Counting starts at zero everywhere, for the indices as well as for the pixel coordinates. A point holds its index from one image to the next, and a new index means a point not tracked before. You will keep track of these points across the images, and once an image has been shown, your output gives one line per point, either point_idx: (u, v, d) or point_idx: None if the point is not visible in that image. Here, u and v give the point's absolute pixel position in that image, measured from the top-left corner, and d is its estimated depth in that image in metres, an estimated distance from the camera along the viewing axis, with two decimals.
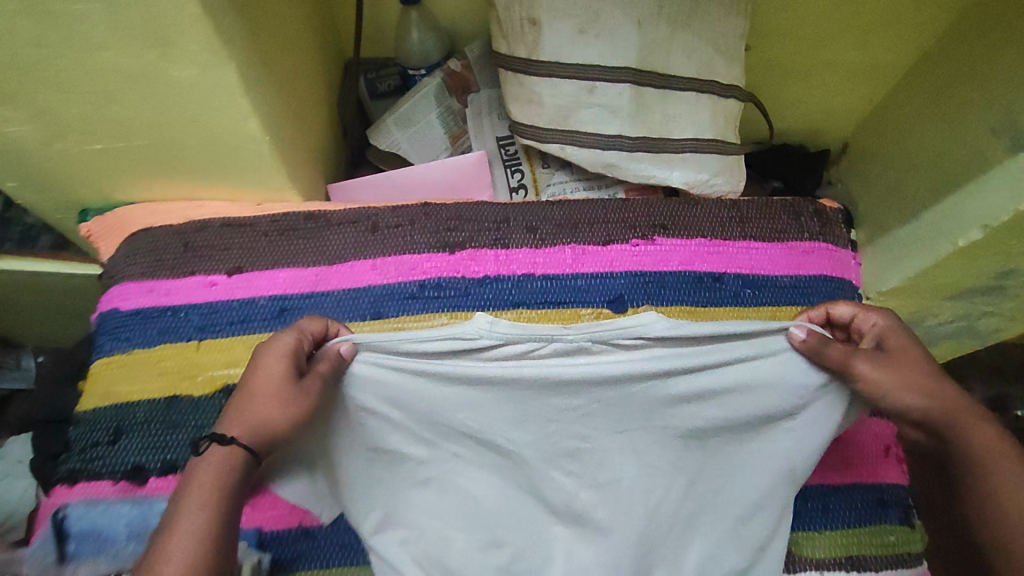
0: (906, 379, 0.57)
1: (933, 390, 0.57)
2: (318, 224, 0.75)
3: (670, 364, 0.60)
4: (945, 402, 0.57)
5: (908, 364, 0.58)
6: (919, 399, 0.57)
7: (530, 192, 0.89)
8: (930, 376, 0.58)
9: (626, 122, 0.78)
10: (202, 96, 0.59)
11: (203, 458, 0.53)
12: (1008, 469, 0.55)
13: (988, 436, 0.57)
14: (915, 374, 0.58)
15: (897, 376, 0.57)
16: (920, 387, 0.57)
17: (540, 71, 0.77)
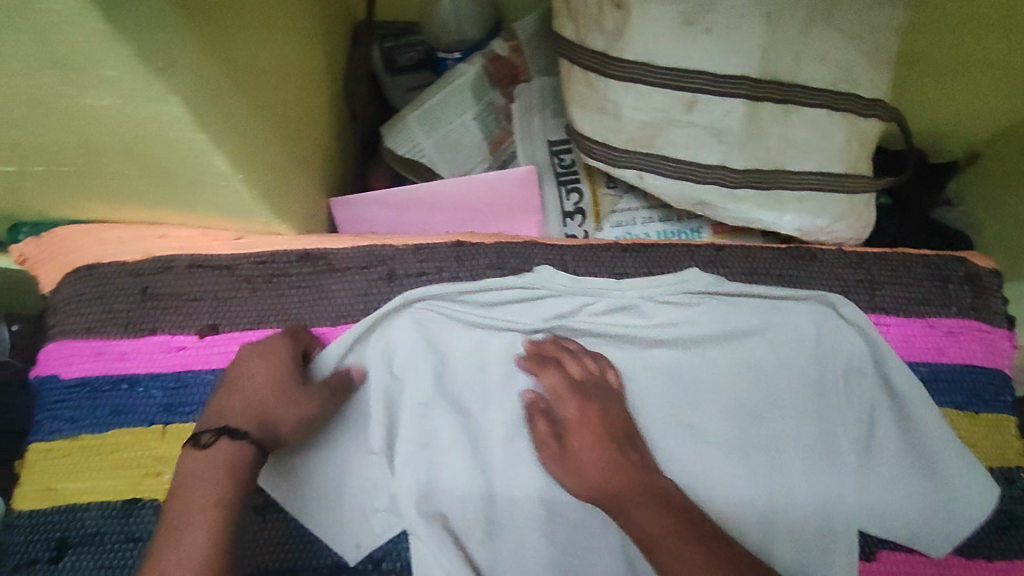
0: (592, 430, 0.54)
1: (610, 422, 0.54)
2: (315, 267, 0.57)
3: (713, 318, 0.59)
4: (615, 458, 0.52)
5: (599, 417, 0.54)
6: (592, 446, 0.53)
7: (588, 218, 0.69)
8: (603, 424, 0.54)
9: (732, 149, 0.58)
10: (131, 129, 0.40)
11: (202, 451, 0.44)
12: (646, 497, 0.50)
13: (599, 470, 0.52)
14: (592, 422, 0.54)
15: (585, 420, 0.54)
16: (600, 433, 0.54)
17: (619, 75, 0.56)
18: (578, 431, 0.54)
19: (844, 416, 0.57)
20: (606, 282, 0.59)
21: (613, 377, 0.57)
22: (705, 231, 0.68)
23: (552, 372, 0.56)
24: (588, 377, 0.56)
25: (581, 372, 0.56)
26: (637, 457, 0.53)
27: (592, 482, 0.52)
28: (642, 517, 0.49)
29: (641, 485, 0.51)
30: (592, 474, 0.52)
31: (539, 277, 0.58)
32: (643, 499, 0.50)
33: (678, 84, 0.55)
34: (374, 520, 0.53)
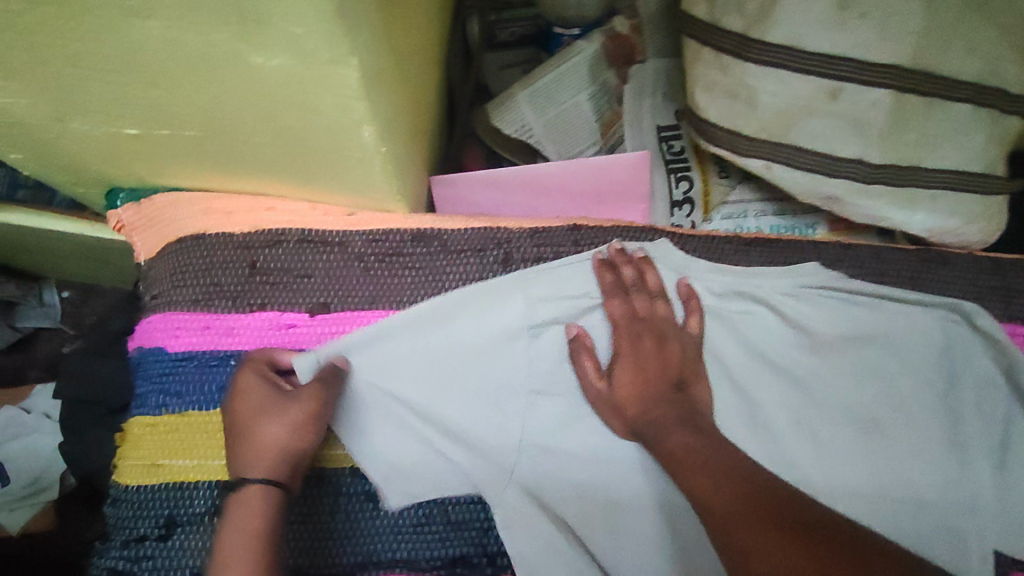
0: (635, 369, 0.53)
1: (669, 365, 0.53)
2: (429, 248, 0.55)
3: (839, 318, 0.56)
4: (660, 393, 0.53)
5: (652, 358, 0.53)
6: (628, 381, 0.53)
7: (697, 208, 0.66)
8: (660, 364, 0.53)
9: (873, 143, 0.55)
10: (291, 91, 0.37)
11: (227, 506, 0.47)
12: (672, 428, 0.51)
13: (642, 404, 0.53)
14: (634, 360, 0.54)
15: (630, 362, 0.54)
16: (637, 367, 0.53)
17: (760, 59, 0.53)
18: (624, 363, 0.54)
19: (966, 425, 0.55)
20: (728, 280, 0.55)
21: (694, 324, 0.54)
22: (820, 227, 0.65)
23: (615, 299, 0.54)
24: (652, 313, 0.54)
25: (644, 306, 0.54)
26: (682, 399, 0.53)
27: (637, 412, 0.53)
28: (693, 464, 0.49)
29: (671, 421, 0.51)
30: (627, 400, 0.53)
31: (656, 251, 0.56)
32: (673, 424, 0.51)
33: (824, 71, 0.52)
34: (456, 480, 0.53)
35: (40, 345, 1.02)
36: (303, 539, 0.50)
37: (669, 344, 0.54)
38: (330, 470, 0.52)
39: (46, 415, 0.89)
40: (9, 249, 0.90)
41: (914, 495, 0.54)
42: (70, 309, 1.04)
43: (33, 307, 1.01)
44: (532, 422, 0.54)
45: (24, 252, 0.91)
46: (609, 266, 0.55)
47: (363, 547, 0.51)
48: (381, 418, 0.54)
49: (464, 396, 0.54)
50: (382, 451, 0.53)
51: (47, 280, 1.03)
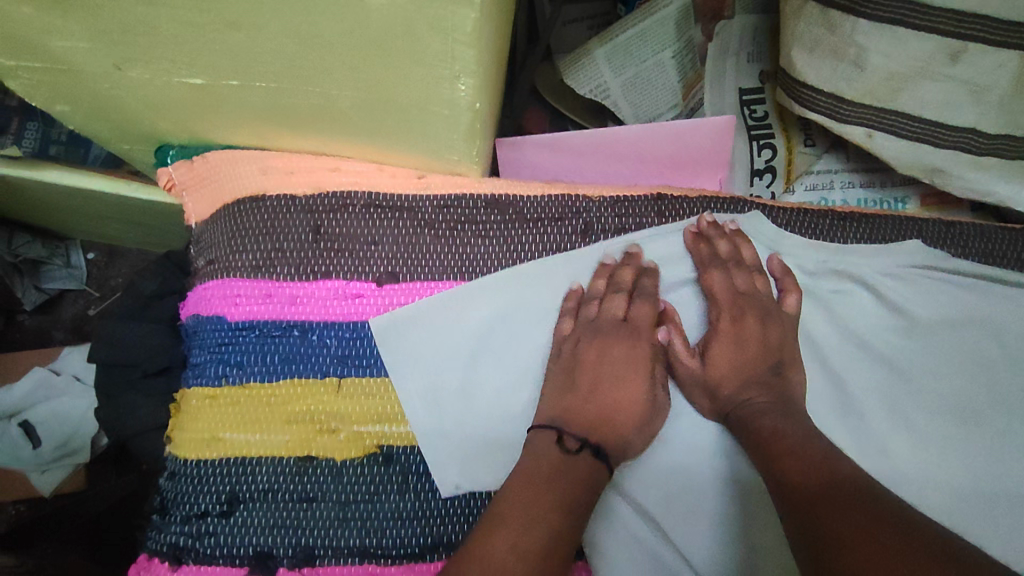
0: (734, 348, 0.50)
1: (771, 347, 0.50)
2: (503, 216, 0.51)
3: (943, 301, 0.52)
4: (759, 374, 0.49)
5: (754, 336, 0.50)
6: (725, 362, 0.49)
7: (778, 178, 0.62)
8: (762, 344, 0.50)
9: (989, 110, 0.50)
10: (391, 42, 0.35)
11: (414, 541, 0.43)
12: (770, 413, 0.47)
13: (733, 382, 0.49)
14: (732, 339, 0.50)
15: (728, 339, 0.50)
16: (736, 347, 0.50)
17: (874, 15, 0.48)
18: (720, 343, 0.50)
19: None
20: (824, 256, 0.52)
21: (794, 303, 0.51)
22: (910, 201, 0.60)
23: (714, 273, 0.51)
24: (754, 290, 0.50)
25: (745, 282, 0.51)
26: (781, 385, 0.49)
27: (729, 390, 0.49)
28: (780, 438, 0.45)
29: (769, 403, 0.48)
30: (723, 378, 0.49)
31: (747, 222, 0.52)
32: (771, 408, 0.47)
33: (944, 30, 0.48)
34: None
35: (68, 307, 1.00)
36: (372, 518, 0.46)
37: (768, 320, 0.50)
38: (396, 449, 0.47)
39: (77, 378, 0.88)
40: (37, 209, 0.87)
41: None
42: (99, 273, 1.02)
43: (60, 268, 0.99)
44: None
45: (52, 213, 0.88)
46: (701, 239, 0.51)
47: (434, 527, 0.47)
48: (451, 396, 0.49)
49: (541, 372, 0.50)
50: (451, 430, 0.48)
51: (74, 242, 1.00)
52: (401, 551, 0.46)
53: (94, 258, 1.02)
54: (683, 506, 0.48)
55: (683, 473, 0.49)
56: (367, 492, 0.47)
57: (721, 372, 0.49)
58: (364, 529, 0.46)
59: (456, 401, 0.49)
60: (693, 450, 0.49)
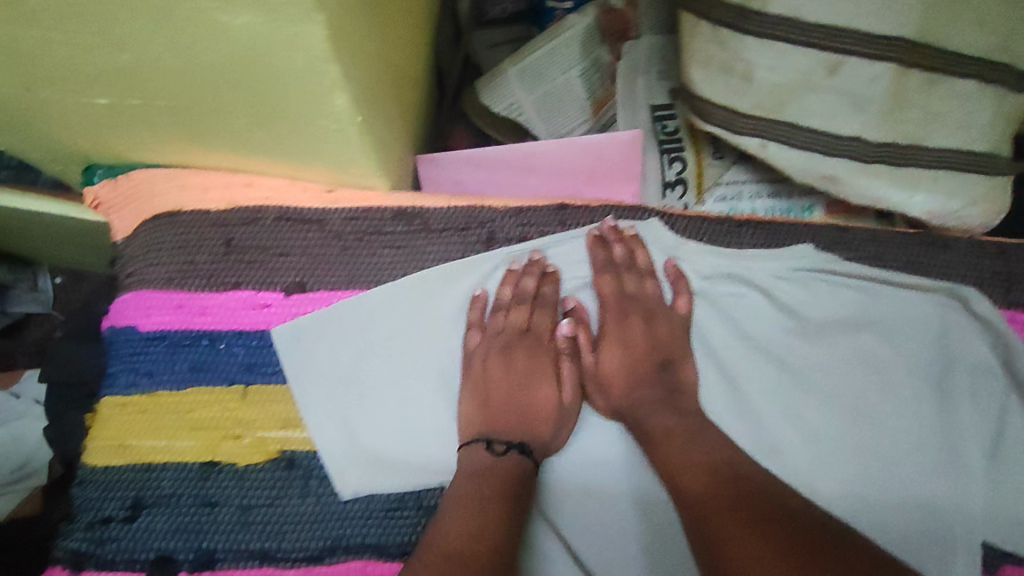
0: (622, 350, 0.54)
1: (658, 345, 0.53)
2: (410, 226, 0.53)
3: (835, 305, 0.54)
4: (648, 376, 0.52)
5: (640, 336, 0.53)
6: (615, 364, 0.54)
7: (689, 190, 0.64)
8: (650, 343, 0.53)
9: (872, 120, 0.53)
10: (265, 63, 0.37)
11: (494, 457, 0.48)
12: (661, 413, 0.50)
13: (627, 381, 0.53)
14: (621, 339, 0.54)
15: (619, 342, 0.54)
16: (624, 349, 0.54)
17: (758, 32, 0.51)
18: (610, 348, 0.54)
19: (964, 416, 0.53)
20: (718, 261, 0.54)
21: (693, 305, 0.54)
22: (816, 209, 0.62)
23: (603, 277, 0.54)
24: (641, 293, 0.54)
25: (634, 286, 0.54)
26: (670, 382, 0.52)
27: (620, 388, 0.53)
28: (664, 448, 0.48)
29: (655, 400, 0.51)
30: (615, 379, 0.53)
31: (647, 230, 0.54)
32: (662, 407, 0.51)
33: (822, 45, 0.50)
34: (428, 466, 0.50)
35: (32, 330, 1.01)
36: (270, 522, 0.48)
37: (662, 319, 0.54)
38: (299, 454, 0.49)
39: None
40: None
41: (906, 484, 0.51)
42: (64, 296, 1.03)
43: (25, 291, 1.00)
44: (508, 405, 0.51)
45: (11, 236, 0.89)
46: (600, 244, 0.54)
47: (333, 530, 0.48)
48: (355, 401, 0.51)
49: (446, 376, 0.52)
50: (356, 434, 0.50)
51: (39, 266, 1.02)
52: (299, 552, 0.47)
53: (59, 281, 1.04)
54: (580, 503, 0.51)
55: (584, 469, 0.52)
56: (269, 498, 0.48)
57: (618, 369, 0.53)
58: (263, 533, 0.47)
59: (361, 405, 0.51)
60: (591, 446, 0.53)
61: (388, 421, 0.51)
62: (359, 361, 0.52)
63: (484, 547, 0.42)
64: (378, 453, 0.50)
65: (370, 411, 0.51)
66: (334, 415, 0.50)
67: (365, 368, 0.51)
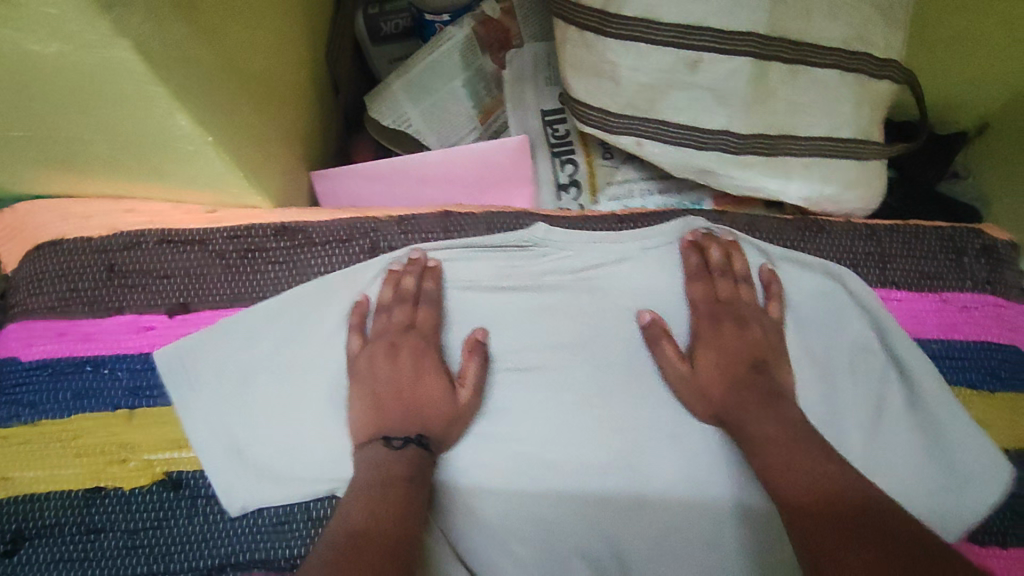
0: (715, 356, 0.52)
1: (749, 347, 0.52)
2: (293, 241, 0.54)
3: (722, 293, 0.54)
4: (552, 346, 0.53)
5: (735, 343, 0.52)
6: (709, 370, 0.51)
7: (584, 190, 0.65)
8: (743, 347, 0.52)
9: (738, 113, 0.54)
10: (96, 91, 0.37)
11: (391, 451, 0.47)
12: (754, 403, 0.49)
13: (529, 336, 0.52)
14: (711, 345, 0.52)
15: (706, 351, 0.52)
16: (720, 362, 0.51)
17: (619, 34, 0.52)
18: (704, 357, 0.52)
19: (844, 394, 0.54)
20: (604, 257, 0.55)
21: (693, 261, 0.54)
22: (705, 202, 0.63)
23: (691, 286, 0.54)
24: (734, 295, 0.54)
25: (728, 290, 0.54)
26: (766, 382, 0.50)
27: (710, 389, 0.51)
28: (758, 436, 0.47)
29: (746, 404, 0.49)
30: (706, 373, 0.51)
31: (533, 235, 0.54)
32: (756, 403, 0.49)
33: (679, 44, 0.51)
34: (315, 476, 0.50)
35: None
36: (158, 544, 0.47)
37: (551, 312, 0.54)
38: (186, 474, 0.49)
39: None
40: None
41: None
42: None
43: None
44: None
45: None
46: (695, 247, 0.55)
47: (221, 548, 0.48)
48: (243, 418, 0.51)
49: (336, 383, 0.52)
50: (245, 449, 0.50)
51: None
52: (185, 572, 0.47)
53: None
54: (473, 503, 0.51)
55: (479, 467, 0.52)
56: (155, 521, 0.48)
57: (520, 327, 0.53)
58: (151, 556, 0.47)
59: (250, 421, 0.51)
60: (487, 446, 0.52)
61: (275, 434, 0.51)
62: (246, 377, 0.52)
63: (385, 531, 0.42)
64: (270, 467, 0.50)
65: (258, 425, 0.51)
66: (221, 430, 0.50)
67: (252, 385, 0.52)
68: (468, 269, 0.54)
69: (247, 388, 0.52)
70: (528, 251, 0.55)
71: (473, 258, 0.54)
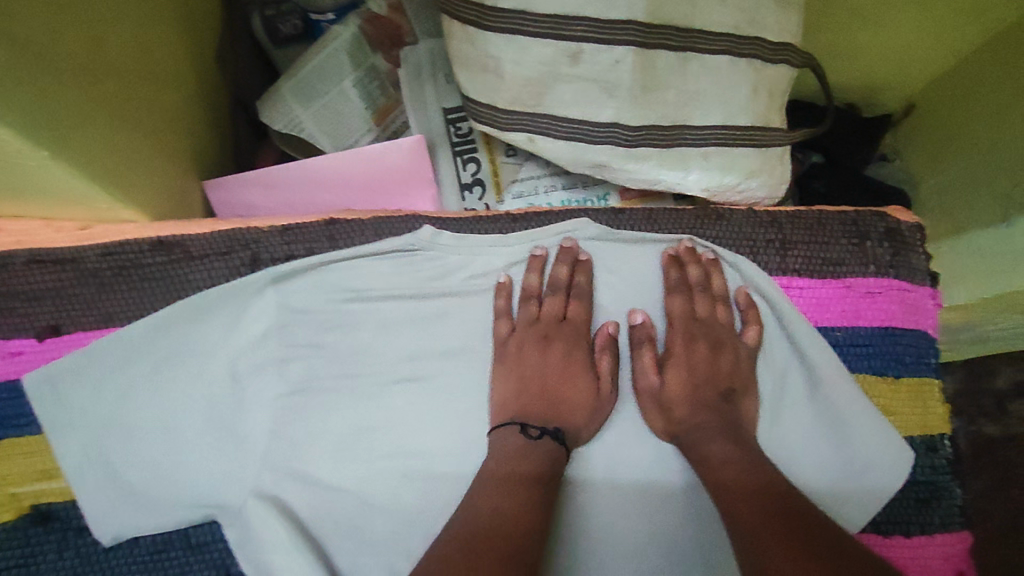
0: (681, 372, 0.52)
1: (719, 373, 0.52)
2: (170, 256, 0.52)
3: (618, 293, 0.54)
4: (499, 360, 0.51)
5: (703, 363, 0.52)
6: (679, 387, 0.52)
7: (488, 189, 0.63)
8: (713, 371, 0.52)
9: (624, 105, 0.53)
10: None
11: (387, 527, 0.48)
12: (708, 433, 0.50)
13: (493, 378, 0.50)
14: (675, 351, 0.53)
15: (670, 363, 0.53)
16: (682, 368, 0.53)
17: (497, 27, 0.50)
18: (670, 361, 0.53)
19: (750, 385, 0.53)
20: (500, 256, 0.53)
21: (583, 278, 0.52)
22: (611, 197, 0.62)
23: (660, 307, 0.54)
24: (711, 316, 0.54)
25: (705, 308, 0.54)
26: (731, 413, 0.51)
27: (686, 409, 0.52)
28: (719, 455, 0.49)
29: (704, 416, 0.51)
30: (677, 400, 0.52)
31: (420, 238, 0.51)
32: (717, 433, 0.50)
33: (558, 35, 0.50)
34: (196, 500, 0.48)
35: None
36: None
37: (448, 319, 0.52)
38: (54, 506, 0.48)
39: None
40: None
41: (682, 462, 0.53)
42: None
43: None
44: (279, 429, 0.49)
45: None
46: (675, 262, 0.54)
47: None
48: (119, 444, 0.49)
49: (214, 405, 0.50)
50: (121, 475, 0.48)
51: None
52: None
53: None
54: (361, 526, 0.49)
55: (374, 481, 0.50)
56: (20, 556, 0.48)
57: (423, 344, 0.51)
58: None
59: (124, 448, 0.49)
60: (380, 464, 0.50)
61: (151, 460, 0.49)
62: (116, 403, 0.49)
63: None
64: (143, 493, 0.48)
65: (135, 452, 0.49)
66: (95, 459, 0.48)
67: (127, 410, 0.49)
68: (355, 278, 0.52)
69: (121, 412, 0.49)
70: (415, 256, 0.52)
71: (361, 267, 0.52)
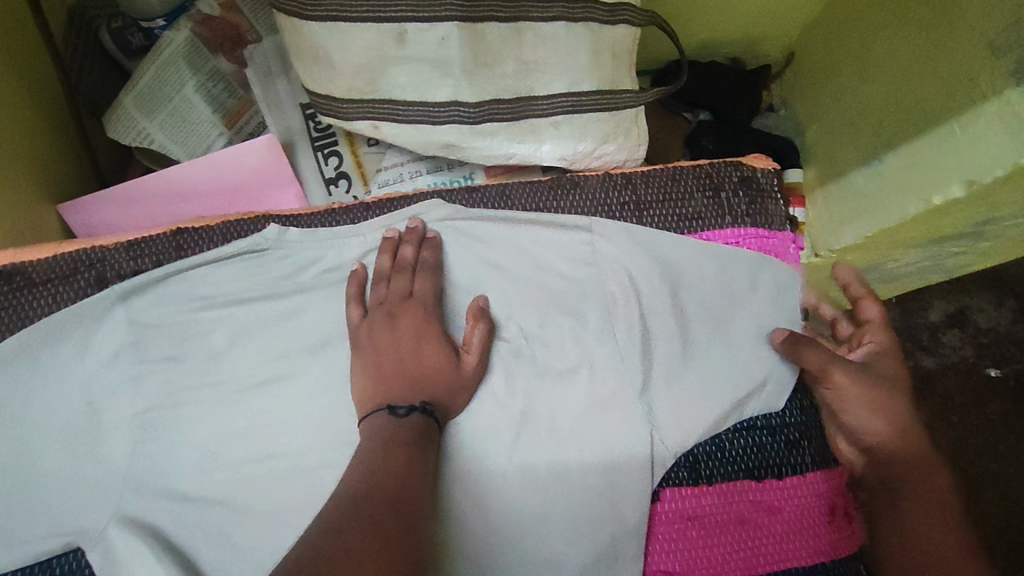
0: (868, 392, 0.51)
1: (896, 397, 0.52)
2: (9, 284, 0.48)
3: (477, 270, 0.53)
4: (367, 333, 0.49)
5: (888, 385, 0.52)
6: (899, 437, 0.51)
7: (354, 182, 0.63)
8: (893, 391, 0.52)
9: (460, 81, 0.52)
10: None
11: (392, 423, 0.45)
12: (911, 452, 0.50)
13: (365, 361, 0.48)
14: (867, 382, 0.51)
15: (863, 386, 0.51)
16: (873, 404, 0.51)
17: (316, 16, 0.49)
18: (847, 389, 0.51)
19: (618, 343, 0.53)
20: (352, 246, 0.52)
21: (429, 255, 0.51)
22: (477, 176, 0.62)
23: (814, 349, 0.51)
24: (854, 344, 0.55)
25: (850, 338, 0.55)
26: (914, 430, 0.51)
27: (889, 446, 0.51)
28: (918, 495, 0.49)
29: (930, 474, 0.50)
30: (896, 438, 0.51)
31: (265, 238, 0.50)
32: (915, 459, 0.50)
33: (378, 17, 0.48)
34: (56, 530, 0.47)
35: None
36: None
37: (301, 316, 0.51)
38: None
39: None
40: None
41: (562, 435, 0.51)
42: None
43: None
44: (140, 445, 0.48)
45: None
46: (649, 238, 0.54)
47: None
48: None
49: (68, 431, 0.48)
50: None
51: None
52: None
53: None
54: (228, 538, 0.48)
55: (241, 487, 0.49)
56: None
57: (278, 343, 0.51)
58: None
59: None
60: (246, 470, 0.49)
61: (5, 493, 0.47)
62: None
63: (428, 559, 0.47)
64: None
65: None
66: None
67: None
68: (204, 286, 0.50)
69: None
70: (264, 256, 0.51)
71: (208, 274, 0.50)
